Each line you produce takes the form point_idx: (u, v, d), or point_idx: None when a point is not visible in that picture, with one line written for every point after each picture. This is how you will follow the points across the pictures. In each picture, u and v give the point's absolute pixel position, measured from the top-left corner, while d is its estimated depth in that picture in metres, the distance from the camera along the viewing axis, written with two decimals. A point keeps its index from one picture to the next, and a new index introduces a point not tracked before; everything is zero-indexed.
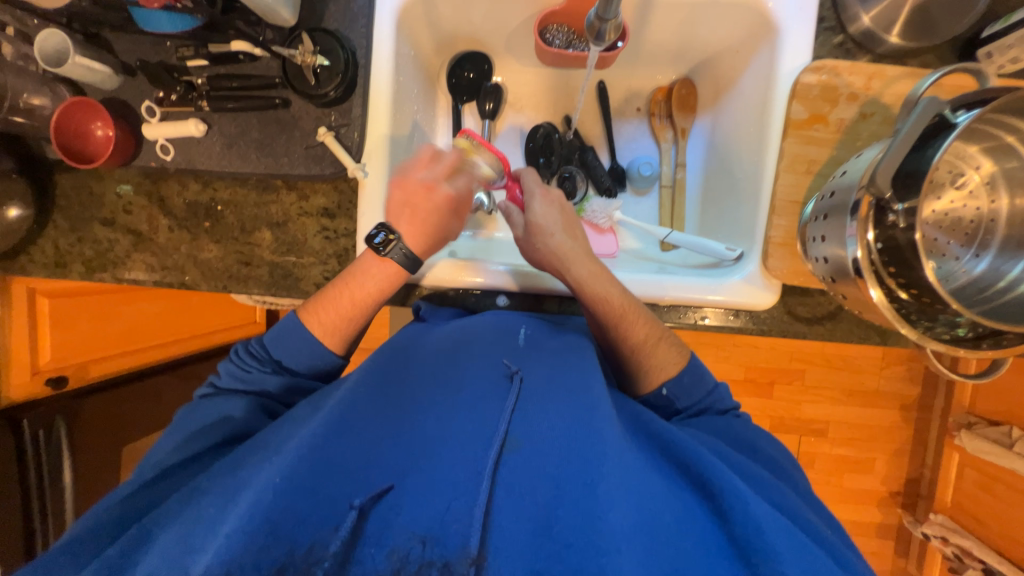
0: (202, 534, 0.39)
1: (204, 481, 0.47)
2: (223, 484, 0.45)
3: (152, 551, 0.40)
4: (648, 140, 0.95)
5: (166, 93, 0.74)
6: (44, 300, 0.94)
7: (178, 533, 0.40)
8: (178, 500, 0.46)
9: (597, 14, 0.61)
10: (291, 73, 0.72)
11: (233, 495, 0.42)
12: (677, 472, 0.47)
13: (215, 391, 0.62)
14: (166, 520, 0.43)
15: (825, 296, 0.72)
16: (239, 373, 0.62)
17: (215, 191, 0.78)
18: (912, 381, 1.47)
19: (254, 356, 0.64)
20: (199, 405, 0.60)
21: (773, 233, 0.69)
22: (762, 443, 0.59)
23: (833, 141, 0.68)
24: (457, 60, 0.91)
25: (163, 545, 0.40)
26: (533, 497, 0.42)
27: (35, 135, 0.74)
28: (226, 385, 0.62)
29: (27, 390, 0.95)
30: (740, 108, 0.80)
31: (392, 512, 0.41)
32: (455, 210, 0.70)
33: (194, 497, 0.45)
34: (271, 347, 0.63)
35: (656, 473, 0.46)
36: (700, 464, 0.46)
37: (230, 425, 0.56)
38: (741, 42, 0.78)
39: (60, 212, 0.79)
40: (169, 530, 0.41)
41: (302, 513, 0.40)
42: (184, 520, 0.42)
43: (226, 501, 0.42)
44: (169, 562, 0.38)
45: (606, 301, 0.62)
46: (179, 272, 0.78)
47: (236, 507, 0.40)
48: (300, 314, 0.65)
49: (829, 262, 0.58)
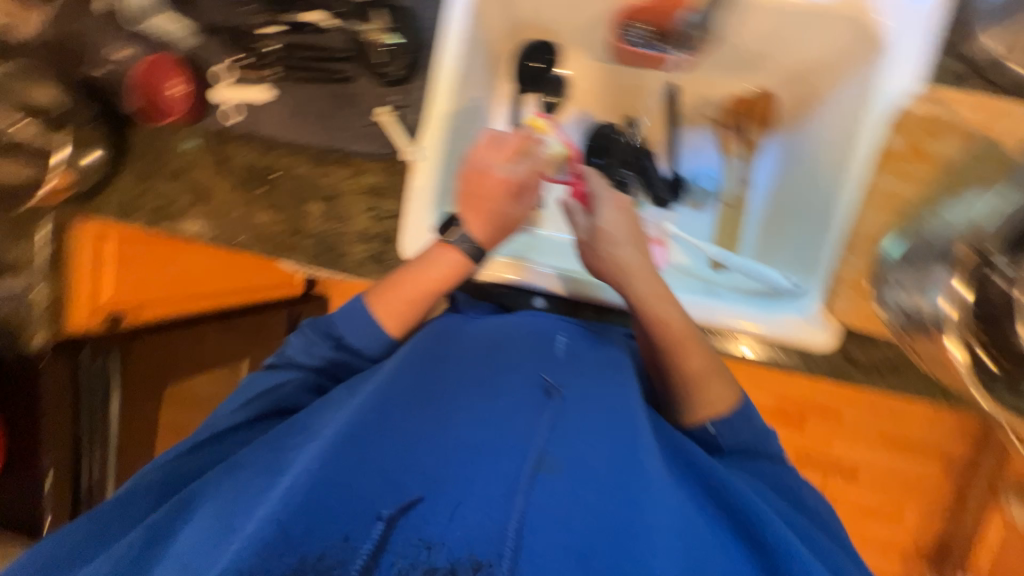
0: (241, 512, 0.40)
1: (243, 454, 0.48)
2: (263, 460, 0.46)
3: (191, 522, 0.42)
4: (713, 152, 0.88)
5: (242, 55, 0.77)
6: (108, 242, 0.98)
7: (218, 505, 0.42)
8: (220, 470, 0.47)
9: None
10: (360, 49, 0.74)
11: (272, 479, 0.43)
12: (722, 512, 0.45)
13: (282, 362, 0.62)
14: (208, 491, 0.45)
15: (890, 345, 0.66)
16: (304, 346, 0.63)
17: (274, 158, 0.79)
18: (963, 437, 1.36)
19: (319, 328, 0.63)
20: (259, 375, 0.62)
21: (842, 271, 0.64)
22: (806, 497, 0.57)
23: (928, 178, 0.61)
24: (524, 48, 0.87)
25: (203, 516, 0.42)
26: (567, 528, 0.40)
27: (119, 87, 0.80)
28: (292, 356, 0.62)
29: (87, 324, 0.99)
30: (824, 128, 0.73)
31: (421, 525, 0.40)
32: (513, 191, 0.65)
33: (234, 470, 0.46)
34: (336, 322, 0.62)
35: (698, 511, 0.44)
36: (751, 512, 0.44)
37: (278, 400, 0.59)
38: (838, 56, 0.71)
39: (131, 162, 0.83)
40: (210, 500, 0.44)
41: (336, 508, 0.40)
42: (224, 491, 0.44)
43: (267, 480, 0.43)
44: (210, 539, 0.40)
45: (665, 323, 0.59)
46: (232, 233, 0.81)
47: (273, 492, 0.41)
48: (367, 295, 0.64)
49: (910, 317, 0.54)
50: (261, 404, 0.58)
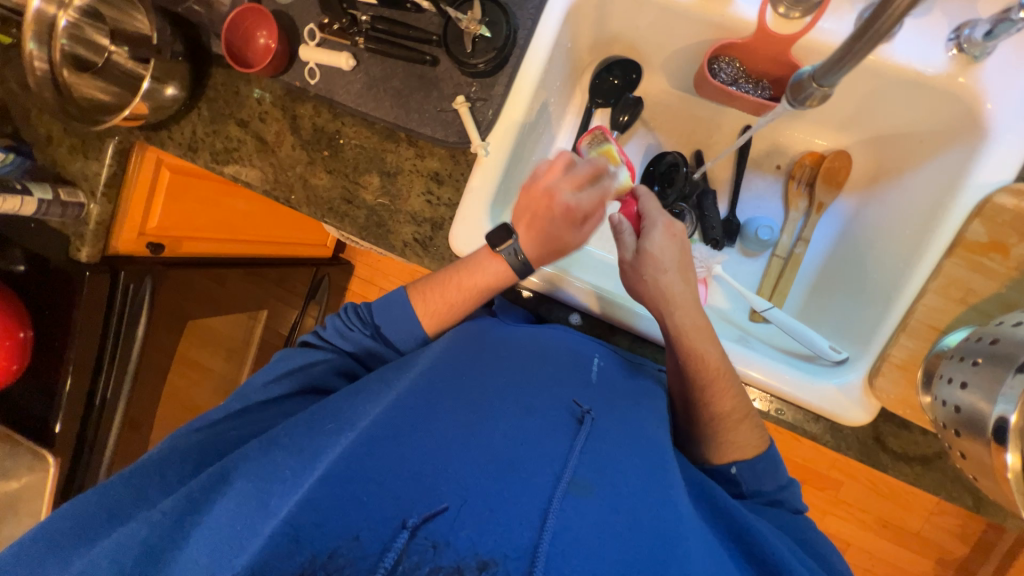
0: (278, 494, 0.43)
1: (280, 433, 0.49)
2: (298, 443, 0.47)
3: (229, 493, 0.44)
4: (777, 203, 0.87)
5: (330, 20, 0.76)
6: (165, 171, 1.01)
7: (255, 484, 0.44)
8: (257, 446, 0.48)
9: (813, 73, 0.53)
10: (450, 35, 0.72)
11: (309, 465, 0.44)
12: (748, 564, 0.45)
13: (318, 342, 0.65)
14: (244, 465, 0.47)
15: (926, 437, 0.64)
16: (341, 329, 0.65)
17: (342, 125, 0.80)
18: (961, 539, 1.32)
19: (359, 314, 0.65)
20: (292, 352, 0.63)
21: (894, 353, 0.62)
22: (834, 559, 0.54)
23: (1007, 278, 0.58)
24: (606, 64, 0.87)
25: (241, 491, 0.44)
26: (596, 559, 0.39)
27: (208, 28, 0.81)
28: (329, 338, 0.64)
29: (132, 247, 1.02)
30: (902, 204, 0.72)
31: (446, 534, 0.39)
32: (572, 220, 0.63)
33: (270, 448, 0.48)
34: (375, 312, 0.64)
35: (728, 565, 0.43)
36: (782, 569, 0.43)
37: (313, 380, 0.61)
38: (931, 133, 0.69)
39: (205, 101, 0.84)
40: (246, 476, 0.45)
41: (368, 503, 0.41)
42: (261, 469, 0.45)
43: (302, 465, 0.45)
44: (249, 517, 0.42)
45: (703, 360, 0.59)
46: (287, 189, 0.82)
47: (310, 480, 0.42)
48: (408, 291, 0.65)
49: (958, 412, 0.51)
50: (297, 379, 0.60)
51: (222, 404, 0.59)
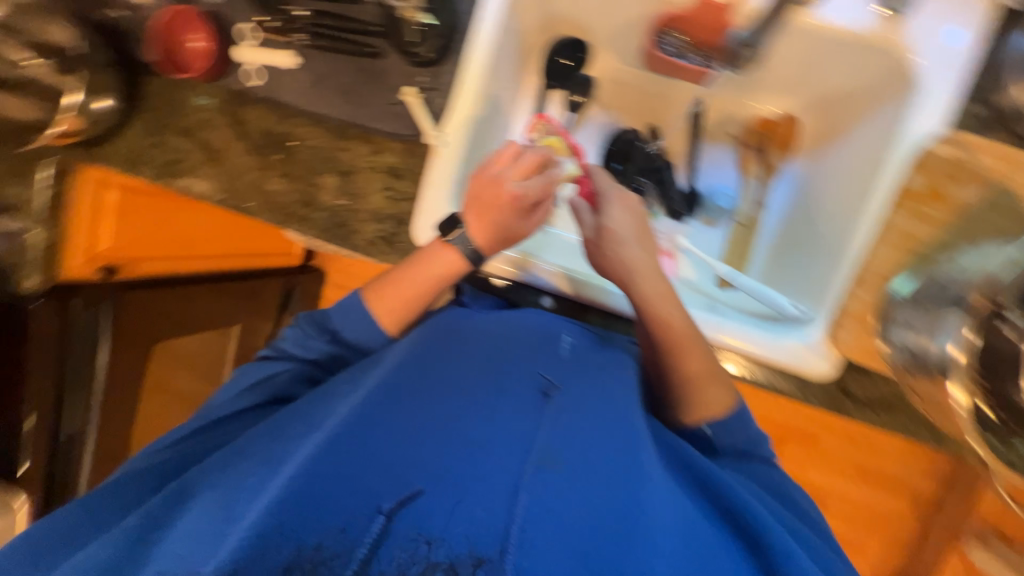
0: (242, 501, 0.41)
1: (244, 444, 0.48)
2: (262, 451, 0.46)
3: (190, 511, 0.42)
4: (732, 170, 0.88)
5: (269, 18, 0.74)
6: (113, 190, 0.96)
7: (219, 499, 0.42)
8: (216, 463, 0.47)
9: (747, 40, 0.66)
10: (392, 24, 0.72)
11: (272, 470, 0.43)
12: (719, 513, 0.47)
13: (276, 354, 0.63)
14: (206, 480, 0.45)
15: (888, 382, 0.67)
16: (300, 339, 0.63)
17: (292, 126, 0.78)
18: (932, 477, 1.40)
19: (316, 323, 0.64)
20: (252, 365, 0.62)
21: (850, 304, 0.64)
22: (798, 497, 0.60)
23: (945, 222, 0.61)
24: (557, 43, 0.85)
25: (202, 505, 0.42)
26: (569, 524, 0.40)
27: (138, 34, 0.77)
28: (288, 350, 0.63)
29: (80, 272, 0.95)
30: (847, 160, 0.75)
31: (426, 519, 0.41)
32: (520, 209, 0.62)
33: (234, 459, 0.46)
34: (331, 318, 0.63)
35: (699, 518, 0.45)
36: (748, 514, 0.46)
37: (276, 391, 0.59)
38: (868, 90, 0.71)
39: (144, 112, 0.81)
40: (209, 492, 0.43)
41: (337, 501, 0.41)
42: (224, 481, 0.44)
43: (266, 471, 0.43)
44: (212, 531, 0.39)
45: (668, 325, 0.60)
46: (241, 197, 0.79)
47: (273, 485, 0.41)
48: (363, 293, 0.64)
49: (913, 356, 0.57)
50: (262, 392, 0.59)
51: (183, 423, 0.58)
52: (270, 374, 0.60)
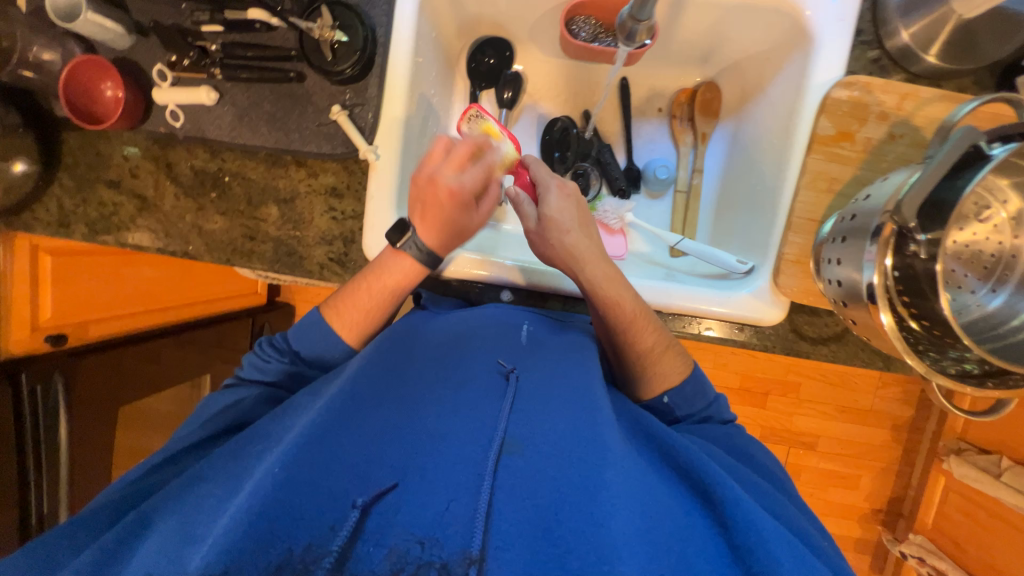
0: (203, 521, 0.40)
1: (204, 467, 0.47)
2: (225, 471, 0.45)
3: (148, 542, 0.40)
4: (667, 142, 0.92)
5: (178, 57, 0.72)
6: (46, 257, 0.93)
7: (179, 521, 0.41)
8: (178, 484, 0.46)
9: (629, 13, 0.58)
10: (307, 47, 0.71)
11: (234, 488, 0.42)
12: (676, 476, 0.48)
13: (238, 382, 0.62)
14: (166, 507, 0.43)
15: (833, 317, 0.71)
16: (258, 363, 0.62)
17: (223, 162, 0.76)
18: (906, 402, 1.48)
19: (276, 347, 0.64)
20: (218, 395, 0.60)
21: (787, 250, 0.68)
22: (759, 456, 0.60)
23: (858, 160, 0.66)
24: (478, 44, 0.88)
25: (159, 535, 0.40)
26: (532, 499, 0.41)
27: (45, 92, 0.74)
28: (248, 376, 0.62)
29: (26, 346, 0.92)
30: (764, 117, 0.78)
31: (391, 513, 0.40)
32: (462, 203, 0.63)
33: (194, 484, 0.45)
34: (291, 339, 0.63)
35: (657, 480, 0.46)
36: (702, 471, 0.46)
37: (242, 416, 0.58)
38: (773, 49, 0.75)
39: (65, 170, 0.78)
40: (169, 516, 0.42)
41: (301, 509, 0.39)
42: (184, 507, 0.42)
43: (228, 490, 0.42)
44: (167, 554, 0.38)
45: (620, 304, 0.61)
46: (183, 242, 0.77)
47: (235, 500, 0.40)
48: (322, 310, 0.64)
49: (842, 286, 0.57)
50: (223, 419, 0.57)
51: (144, 459, 0.53)
52: (236, 401, 0.59)
